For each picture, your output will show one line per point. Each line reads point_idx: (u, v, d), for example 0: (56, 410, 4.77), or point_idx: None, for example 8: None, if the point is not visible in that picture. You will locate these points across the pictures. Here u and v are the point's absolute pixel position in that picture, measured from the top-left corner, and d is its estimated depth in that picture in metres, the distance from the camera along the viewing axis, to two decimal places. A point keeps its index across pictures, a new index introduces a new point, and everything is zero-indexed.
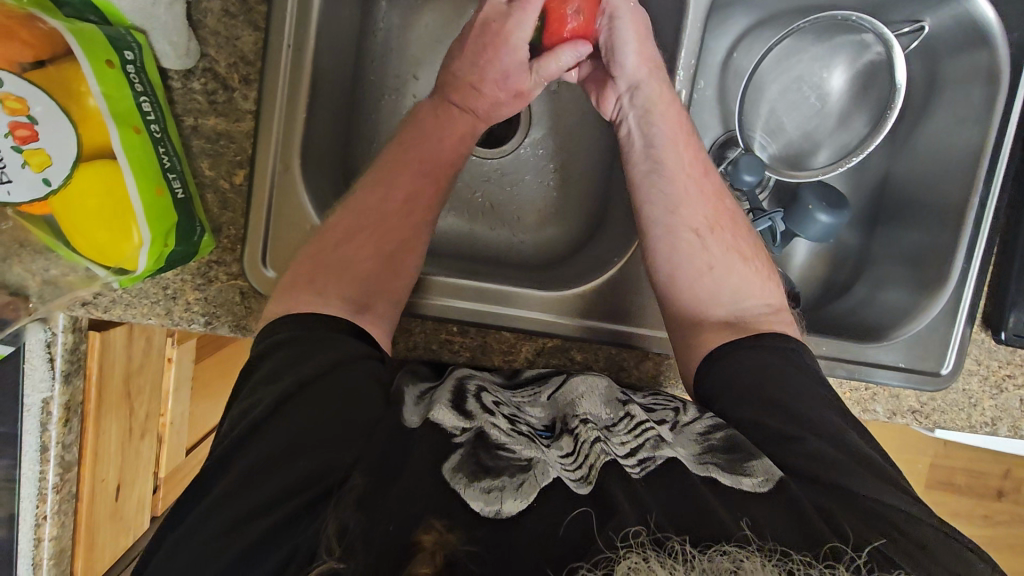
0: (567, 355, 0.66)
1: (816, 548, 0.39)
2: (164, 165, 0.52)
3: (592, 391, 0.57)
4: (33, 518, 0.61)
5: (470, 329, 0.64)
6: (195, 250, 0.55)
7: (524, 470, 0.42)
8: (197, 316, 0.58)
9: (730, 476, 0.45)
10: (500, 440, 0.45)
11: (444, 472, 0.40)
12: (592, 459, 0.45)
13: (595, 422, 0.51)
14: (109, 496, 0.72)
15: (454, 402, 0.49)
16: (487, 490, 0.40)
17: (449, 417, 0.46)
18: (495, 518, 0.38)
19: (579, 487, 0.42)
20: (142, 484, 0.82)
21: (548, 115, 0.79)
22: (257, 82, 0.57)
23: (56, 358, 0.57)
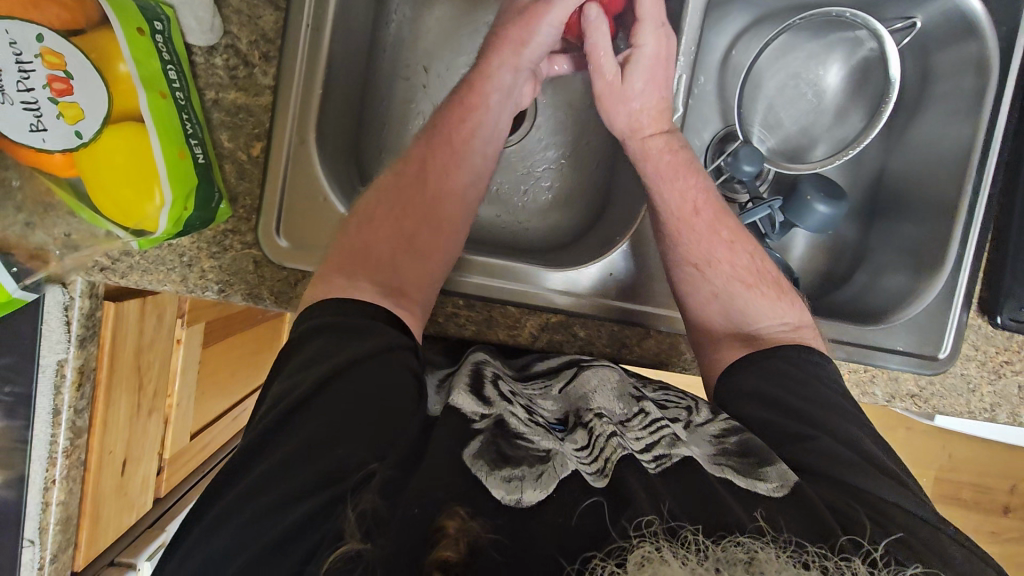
0: (570, 332, 0.67)
1: (830, 539, 0.39)
2: (187, 131, 0.54)
3: (603, 385, 0.58)
4: (42, 482, 0.62)
5: (476, 303, 0.66)
6: (213, 217, 0.57)
7: (542, 461, 0.44)
8: (211, 284, 0.60)
9: (745, 480, 0.46)
10: (518, 430, 0.47)
11: (466, 459, 0.42)
12: (609, 453, 0.46)
13: (610, 418, 0.52)
14: (115, 470, 0.73)
15: (473, 389, 0.52)
16: (508, 479, 0.41)
17: (470, 404, 0.49)
18: (516, 506, 0.39)
19: (596, 480, 0.43)
20: (146, 465, 0.82)
21: (555, 108, 0.81)
22: (277, 60, 0.60)
23: (72, 322, 0.58)
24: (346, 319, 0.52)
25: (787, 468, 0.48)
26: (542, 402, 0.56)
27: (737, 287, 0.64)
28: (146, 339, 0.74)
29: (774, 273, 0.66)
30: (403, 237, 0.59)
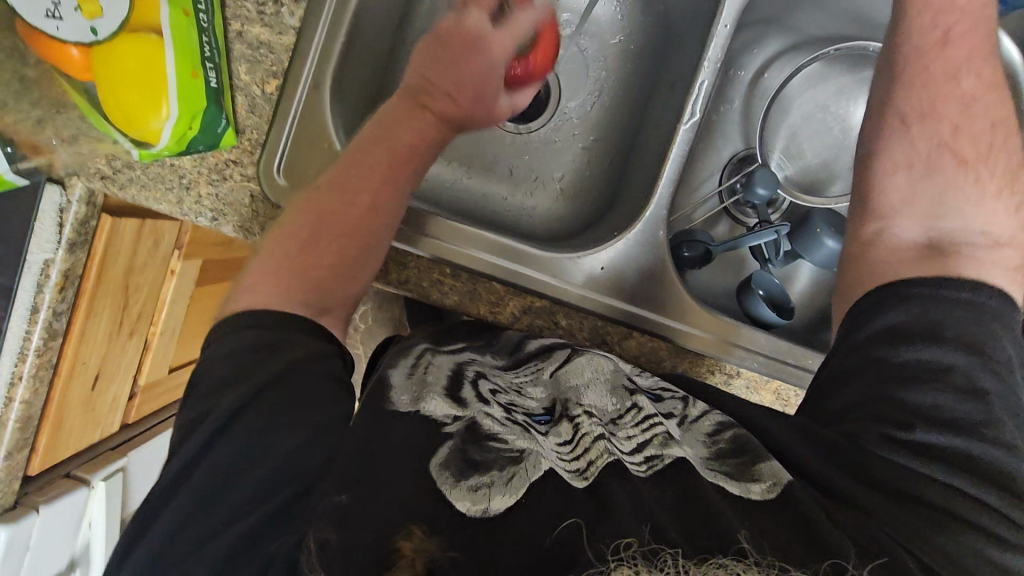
0: (552, 318, 0.67)
1: (815, 565, 0.40)
2: (205, 54, 0.55)
3: (599, 377, 0.57)
4: (9, 378, 0.62)
5: (462, 273, 0.65)
6: (216, 141, 0.58)
7: (516, 463, 0.47)
8: (205, 210, 0.60)
9: (736, 486, 0.47)
10: (491, 431, 0.50)
11: (432, 471, 0.45)
12: (594, 460, 0.48)
13: (598, 416, 0.53)
14: (87, 381, 0.74)
15: (449, 391, 0.56)
16: (474, 489, 0.44)
17: (443, 408, 0.53)
18: (482, 517, 0.42)
19: (573, 479, 0.46)
20: (119, 385, 0.83)
21: (578, 102, 0.82)
22: (305, 2, 0.61)
23: (65, 225, 0.59)
24: (274, 328, 0.50)
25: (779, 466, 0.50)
26: (530, 389, 0.58)
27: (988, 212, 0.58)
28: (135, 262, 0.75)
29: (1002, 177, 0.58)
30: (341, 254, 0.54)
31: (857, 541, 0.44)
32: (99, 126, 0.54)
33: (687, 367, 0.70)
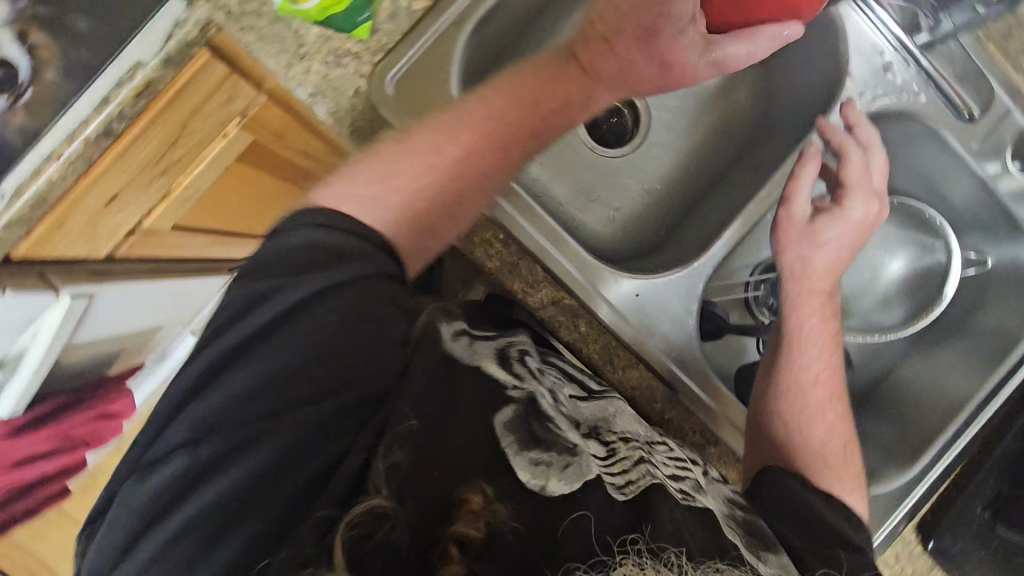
0: (573, 319, 0.69)
1: (806, 565, 0.53)
2: None
3: (622, 413, 0.64)
4: (46, 154, 0.62)
5: (512, 243, 0.67)
6: (353, 27, 0.63)
7: (571, 454, 0.53)
8: (307, 84, 0.66)
9: (750, 548, 0.51)
10: (548, 415, 0.57)
11: (497, 430, 0.53)
12: (638, 480, 0.53)
13: (638, 443, 0.59)
14: (99, 202, 0.70)
15: (503, 364, 0.62)
16: (535, 463, 0.51)
17: (505, 376, 0.60)
18: (539, 491, 0.48)
19: (615, 494, 0.50)
20: (123, 220, 0.79)
21: (659, 151, 0.87)
22: None
23: (171, 41, 0.60)
24: (343, 228, 0.52)
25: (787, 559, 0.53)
26: (573, 392, 0.64)
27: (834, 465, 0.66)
28: (223, 131, 0.73)
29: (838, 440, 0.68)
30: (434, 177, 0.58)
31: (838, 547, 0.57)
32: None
33: (676, 420, 0.71)
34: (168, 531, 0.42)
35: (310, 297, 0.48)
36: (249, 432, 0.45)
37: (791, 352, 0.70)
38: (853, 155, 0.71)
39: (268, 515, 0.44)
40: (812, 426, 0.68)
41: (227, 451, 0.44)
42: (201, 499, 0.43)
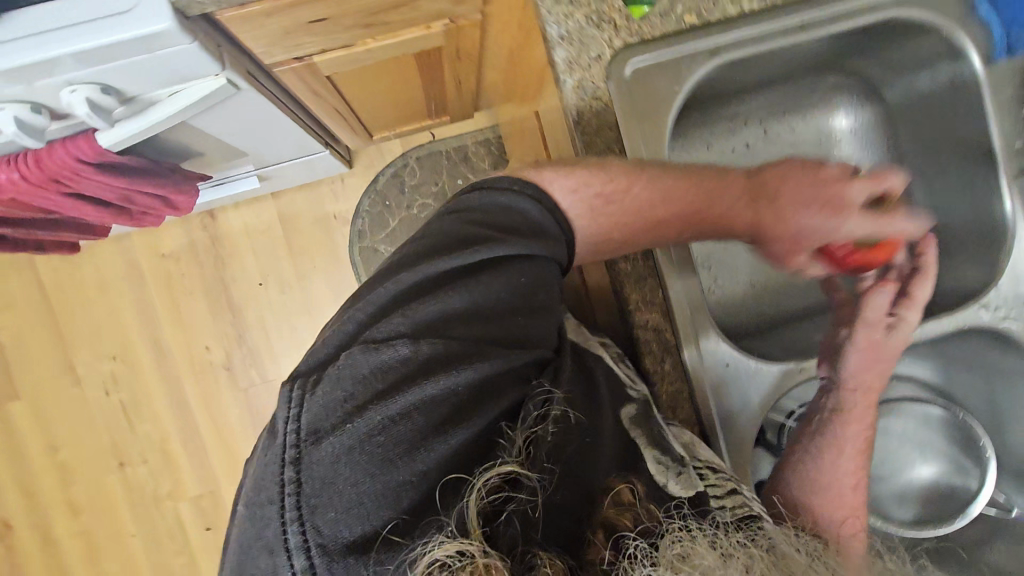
0: (669, 354, 0.76)
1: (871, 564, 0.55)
2: None
3: (699, 444, 0.71)
4: None
5: (638, 259, 0.76)
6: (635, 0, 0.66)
7: (682, 464, 0.64)
8: (561, 23, 0.66)
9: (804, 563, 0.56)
10: (654, 424, 0.69)
11: (625, 420, 0.67)
12: (735, 506, 0.61)
13: (724, 474, 0.66)
14: (305, 16, 0.72)
15: (612, 359, 0.77)
16: (659, 462, 0.63)
17: (627, 375, 0.75)
18: (663, 486, 0.61)
19: (679, 489, 0.61)
20: (305, 44, 0.81)
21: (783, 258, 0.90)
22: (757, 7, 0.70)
23: None
24: (532, 196, 0.67)
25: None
26: (671, 425, 0.74)
27: (846, 501, 0.70)
28: (429, 25, 0.87)
29: (842, 490, 0.70)
30: (638, 205, 0.71)
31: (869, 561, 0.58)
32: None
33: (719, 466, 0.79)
34: (387, 417, 0.49)
35: (498, 252, 0.62)
36: (435, 356, 0.54)
37: (830, 450, 0.72)
38: (880, 302, 0.79)
39: (443, 447, 0.50)
40: (841, 496, 0.70)
41: (439, 356, 0.54)
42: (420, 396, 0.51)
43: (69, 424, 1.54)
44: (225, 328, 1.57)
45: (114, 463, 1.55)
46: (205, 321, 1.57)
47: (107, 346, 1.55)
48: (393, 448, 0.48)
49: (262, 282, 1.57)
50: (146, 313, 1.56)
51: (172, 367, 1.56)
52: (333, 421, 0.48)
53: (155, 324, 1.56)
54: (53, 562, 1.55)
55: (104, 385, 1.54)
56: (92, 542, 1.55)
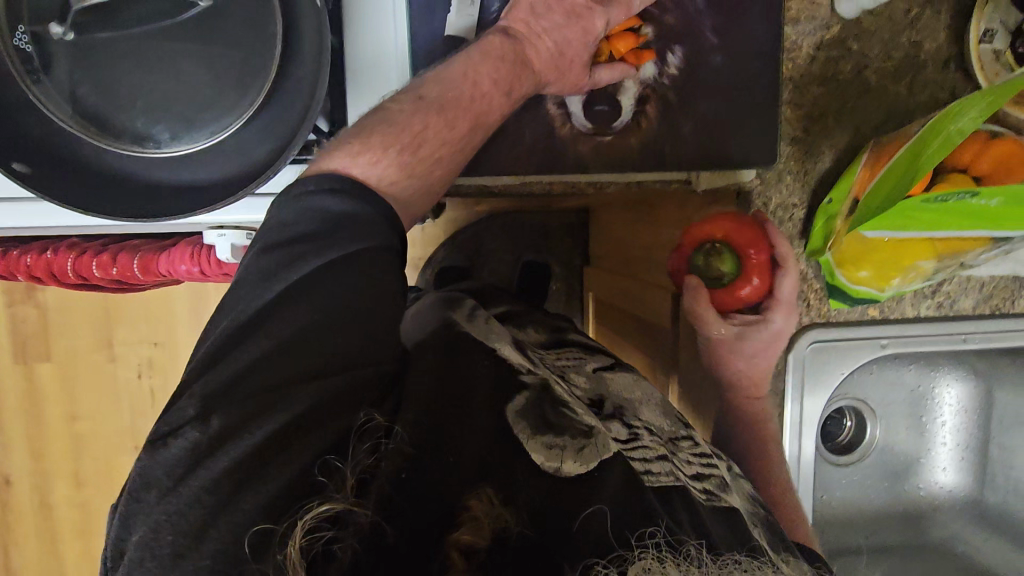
0: (582, 364, 0.61)
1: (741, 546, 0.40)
2: (885, 270, 0.60)
3: (649, 404, 0.58)
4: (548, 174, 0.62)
5: (560, 350, 0.64)
6: (839, 301, 0.68)
7: (587, 436, 0.43)
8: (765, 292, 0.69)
9: (772, 547, 0.45)
10: (563, 398, 0.47)
11: (508, 415, 0.44)
12: (658, 474, 0.44)
13: (655, 435, 0.51)
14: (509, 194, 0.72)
15: (513, 346, 0.54)
16: (549, 445, 0.42)
17: (515, 358, 0.51)
18: (554, 474, 0.40)
19: (566, 468, 0.41)
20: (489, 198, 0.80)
21: (882, 475, 0.96)
22: (933, 317, 0.73)
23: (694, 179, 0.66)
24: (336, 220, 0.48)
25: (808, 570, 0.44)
26: (576, 376, 0.57)
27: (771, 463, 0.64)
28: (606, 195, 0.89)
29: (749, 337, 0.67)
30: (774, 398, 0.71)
31: (624, 506, 0.39)
32: (817, 210, 0.66)
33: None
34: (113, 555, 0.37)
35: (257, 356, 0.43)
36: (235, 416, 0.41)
37: None
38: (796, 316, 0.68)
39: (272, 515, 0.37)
40: None
41: (236, 426, 0.40)
42: (244, 497, 0.37)
43: (95, 398, 1.48)
44: None
45: (129, 445, 1.50)
46: None
47: (147, 331, 1.46)
48: (223, 527, 0.36)
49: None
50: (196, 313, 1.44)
51: None
52: (159, 495, 0.38)
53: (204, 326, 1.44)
54: (46, 526, 1.51)
55: (138, 369, 1.46)
56: (88, 515, 1.51)
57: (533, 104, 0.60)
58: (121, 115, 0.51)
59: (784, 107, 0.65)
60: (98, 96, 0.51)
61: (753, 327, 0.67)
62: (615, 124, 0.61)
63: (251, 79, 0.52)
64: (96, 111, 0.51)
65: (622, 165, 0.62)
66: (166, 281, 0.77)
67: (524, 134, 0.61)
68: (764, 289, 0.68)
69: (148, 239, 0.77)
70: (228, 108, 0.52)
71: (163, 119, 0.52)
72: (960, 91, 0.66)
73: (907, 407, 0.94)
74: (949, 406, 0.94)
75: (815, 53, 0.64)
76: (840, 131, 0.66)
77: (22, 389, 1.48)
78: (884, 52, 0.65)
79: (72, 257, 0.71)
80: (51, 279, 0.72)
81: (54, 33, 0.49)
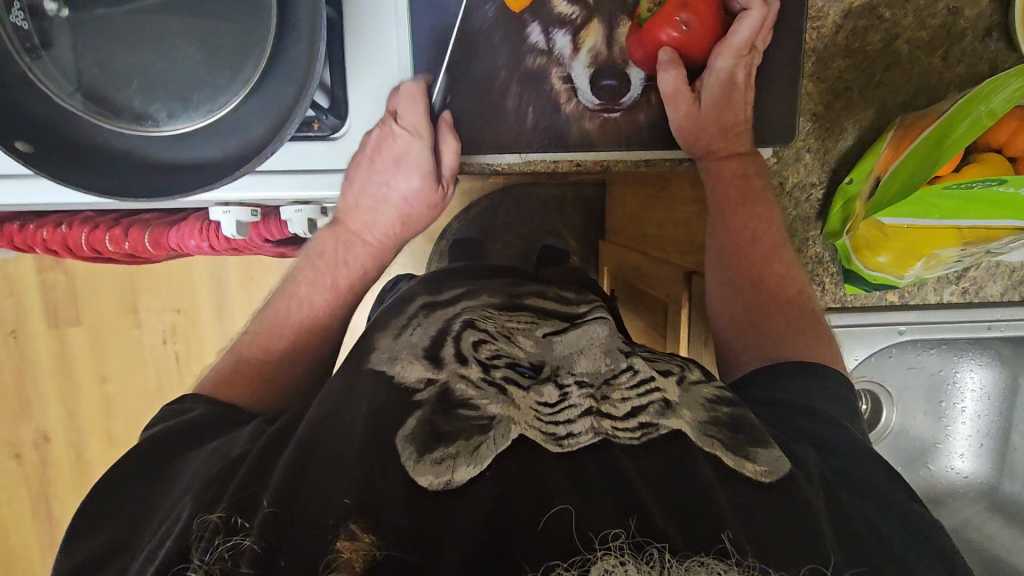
0: (526, 320, 0.55)
1: (712, 542, 0.36)
2: (906, 255, 0.57)
3: (595, 340, 0.51)
4: (559, 152, 0.60)
5: (520, 313, 0.56)
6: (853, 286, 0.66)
7: (482, 432, 0.40)
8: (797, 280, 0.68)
9: (732, 459, 0.43)
10: (466, 398, 0.43)
11: (397, 438, 0.40)
12: (578, 436, 0.42)
13: (590, 384, 0.46)
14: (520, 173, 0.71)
15: (432, 353, 0.47)
16: (437, 460, 0.39)
17: (419, 374, 0.45)
18: (442, 489, 0.38)
19: (451, 478, 0.38)
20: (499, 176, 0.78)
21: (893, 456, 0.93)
22: (957, 303, 0.70)
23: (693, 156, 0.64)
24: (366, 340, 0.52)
25: (782, 454, 0.44)
26: (521, 339, 0.50)
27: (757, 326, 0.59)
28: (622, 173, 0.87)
29: (713, 131, 0.60)
30: None
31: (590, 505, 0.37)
32: (836, 191, 0.64)
33: None
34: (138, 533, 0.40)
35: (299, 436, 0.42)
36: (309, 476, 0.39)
37: None
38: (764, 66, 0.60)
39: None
40: None
41: None
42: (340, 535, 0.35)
43: (123, 361, 1.52)
44: None
45: (156, 407, 1.54)
46: None
47: (171, 298, 1.48)
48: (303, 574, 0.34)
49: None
50: (217, 282, 1.46)
51: (227, 334, 1.49)
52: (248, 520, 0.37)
53: (224, 293, 1.46)
54: (83, 481, 1.58)
55: (163, 334, 1.50)
56: None
57: (537, 79, 0.58)
58: (119, 97, 0.52)
59: (805, 81, 0.61)
60: (96, 80, 0.51)
61: (706, 89, 0.59)
62: (622, 100, 0.59)
63: (245, 59, 0.51)
64: (95, 94, 0.51)
65: (630, 142, 0.61)
66: (178, 254, 0.78)
67: (527, 112, 0.59)
68: (706, 36, 0.58)
69: (158, 213, 0.77)
70: (226, 87, 0.52)
71: (160, 99, 0.52)
72: (1001, 64, 0.62)
73: (925, 392, 0.89)
74: (970, 391, 0.89)
75: (841, 22, 0.60)
76: (866, 107, 0.63)
77: (54, 351, 1.52)
78: (918, 21, 0.60)
79: (85, 230, 0.72)
80: (67, 252, 0.73)
81: (47, 9, 0.49)
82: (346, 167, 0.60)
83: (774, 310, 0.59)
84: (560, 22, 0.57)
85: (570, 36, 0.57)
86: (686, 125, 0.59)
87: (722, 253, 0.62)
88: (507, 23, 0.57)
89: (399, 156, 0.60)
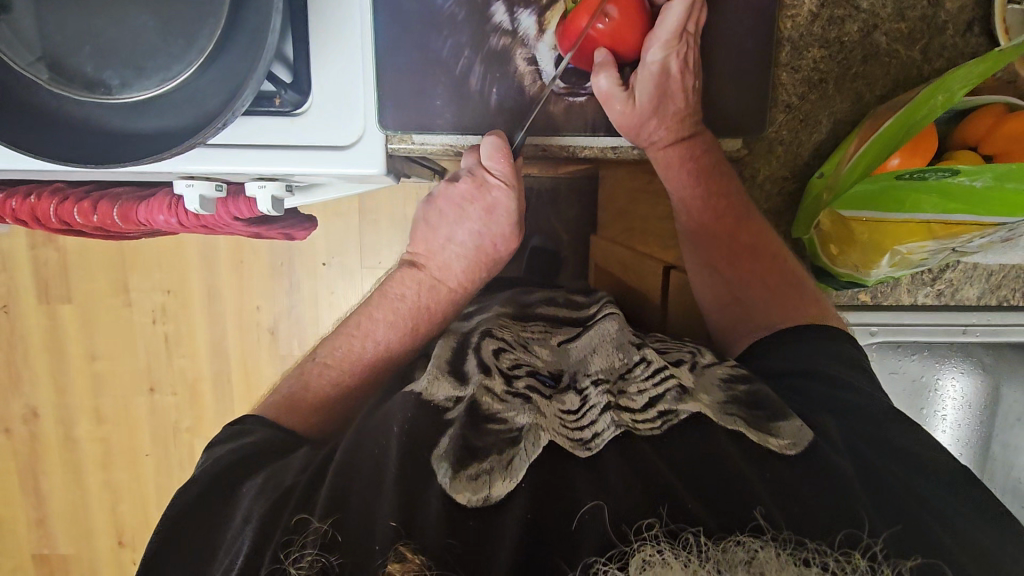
0: (539, 331, 0.58)
1: (744, 522, 0.39)
2: (868, 249, 0.56)
3: (606, 339, 0.55)
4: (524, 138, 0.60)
5: (536, 326, 0.59)
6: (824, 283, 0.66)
7: (513, 445, 0.41)
8: None
9: (755, 433, 0.45)
10: (491, 410, 0.44)
11: (429, 458, 0.41)
12: (602, 432, 0.43)
13: (608, 380, 0.50)
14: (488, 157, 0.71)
15: (451, 368, 0.49)
16: (473, 475, 0.40)
17: (445, 392, 0.46)
18: (484, 505, 0.39)
19: (492, 493, 0.39)
20: None
21: None
22: (933, 305, 0.69)
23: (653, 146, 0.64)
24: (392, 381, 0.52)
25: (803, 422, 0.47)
26: (539, 349, 0.55)
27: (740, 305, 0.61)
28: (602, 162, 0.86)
29: (647, 120, 0.57)
30: None
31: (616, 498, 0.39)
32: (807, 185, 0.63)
33: None
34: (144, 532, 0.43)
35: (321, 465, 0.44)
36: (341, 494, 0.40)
37: None
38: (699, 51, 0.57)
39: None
40: None
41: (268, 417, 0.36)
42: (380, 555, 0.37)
43: (113, 340, 1.53)
44: (279, 296, 1.46)
45: (144, 386, 1.55)
46: (264, 283, 1.46)
47: (161, 279, 1.48)
48: None
49: (325, 262, 1.41)
50: (207, 263, 1.46)
51: (215, 316, 1.49)
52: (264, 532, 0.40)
53: (214, 276, 1.47)
54: (70, 458, 1.58)
55: (152, 314, 1.50)
56: (108, 450, 1.58)
57: (502, 60, 0.57)
58: (73, 61, 0.51)
59: (779, 70, 0.59)
60: (49, 44, 0.51)
61: (640, 81, 0.56)
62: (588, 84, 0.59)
63: (201, 27, 0.51)
64: (51, 61, 0.51)
65: (597, 127, 0.60)
66: (148, 229, 0.78)
67: (491, 93, 0.58)
68: (636, 25, 0.56)
69: (130, 187, 0.77)
70: (181, 56, 0.51)
71: (114, 67, 0.51)
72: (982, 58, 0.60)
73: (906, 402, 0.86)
74: (950, 399, 0.86)
75: (817, 10, 0.58)
76: (842, 99, 0.61)
77: (44, 328, 1.53)
78: (898, 12, 0.59)
79: (54, 202, 0.72)
80: (37, 223, 0.73)
81: None
82: (305, 143, 0.57)
83: (749, 277, 0.61)
84: (526, 2, 0.56)
85: (536, 17, 0.56)
86: (623, 118, 0.57)
87: (703, 242, 0.62)
88: (472, 2, 0.56)
89: (491, 206, 0.61)
